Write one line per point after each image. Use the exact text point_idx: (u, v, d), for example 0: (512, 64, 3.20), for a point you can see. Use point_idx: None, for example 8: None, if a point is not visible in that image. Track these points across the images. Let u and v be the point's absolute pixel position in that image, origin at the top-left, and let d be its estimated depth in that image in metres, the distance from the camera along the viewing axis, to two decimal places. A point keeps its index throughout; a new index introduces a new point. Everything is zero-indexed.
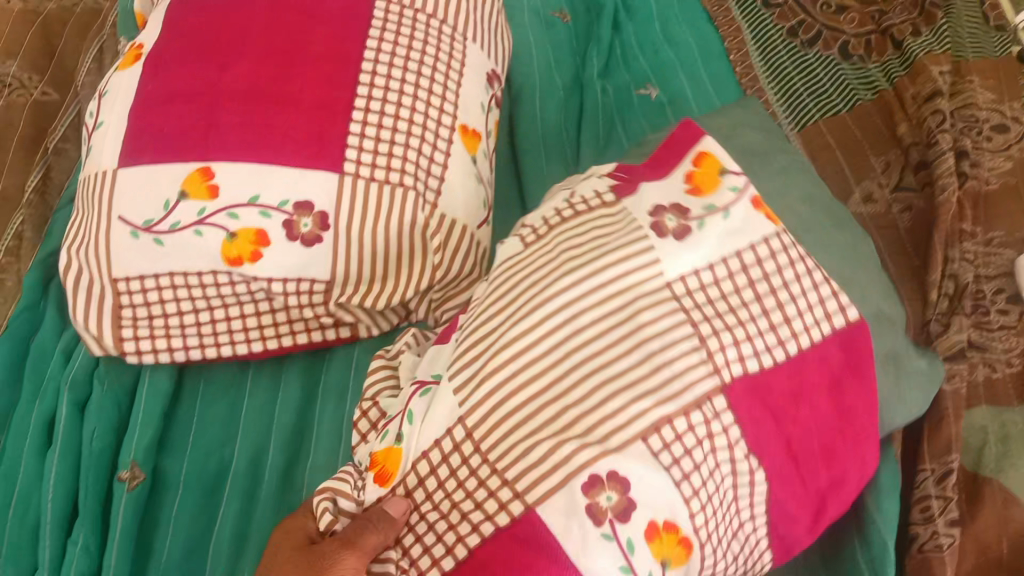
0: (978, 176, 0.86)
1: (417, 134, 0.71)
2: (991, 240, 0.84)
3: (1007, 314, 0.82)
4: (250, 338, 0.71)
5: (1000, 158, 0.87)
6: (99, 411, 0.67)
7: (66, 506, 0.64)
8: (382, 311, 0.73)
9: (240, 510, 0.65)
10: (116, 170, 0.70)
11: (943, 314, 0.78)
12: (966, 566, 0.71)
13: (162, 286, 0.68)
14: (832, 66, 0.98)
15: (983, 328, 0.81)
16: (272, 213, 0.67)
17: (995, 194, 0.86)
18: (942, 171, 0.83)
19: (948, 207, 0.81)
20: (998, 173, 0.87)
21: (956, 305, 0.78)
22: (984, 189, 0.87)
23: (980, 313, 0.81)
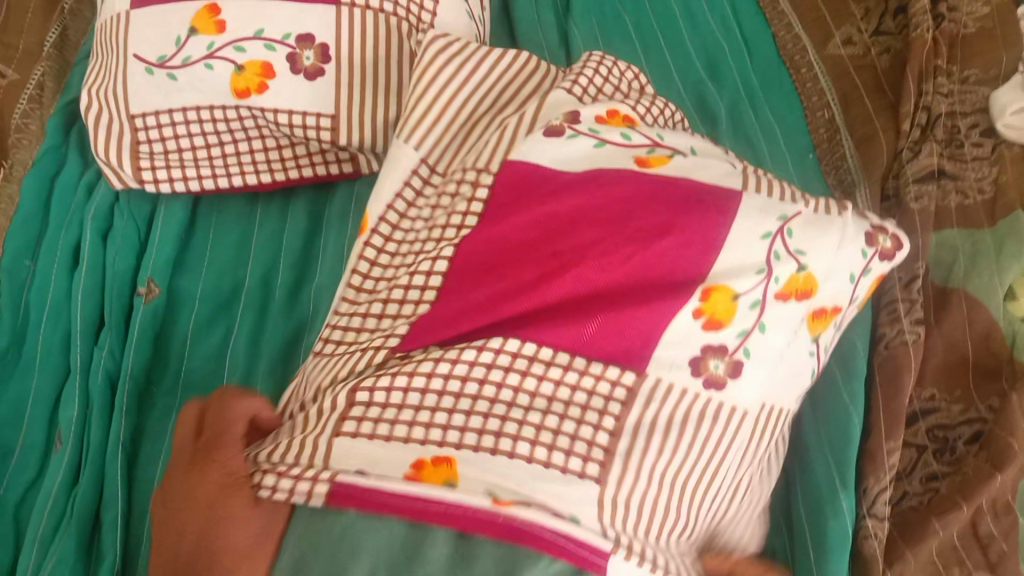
0: (956, 20, 0.91)
1: None
2: (966, 79, 0.88)
3: (981, 146, 0.84)
4: (259, 168, 0.76)
5: (978, 3, 0.90)
6: (122, 236, 0.74)
7: (93, 315, 0.71)
8: (371, 152, 0.77)
9: (251, 316, 0.71)
10: (128, 12, 0.74)
11: (913, 142, 0.83)
12: (931, 368, 0.74)
13: (175, 122, 0.73)
14: None
15: (957, 159, 0.84)
16: (276, 48, 0.72)
17: (973, 36, 0.90)
18: (918, 11, 0.88)
19: (922, 43, 0.86)
20: (976, 17, 0.90)
21: (927, 134, 0.84)
22: (962, 33, 0.91)
23: (952, 145, 0.85)
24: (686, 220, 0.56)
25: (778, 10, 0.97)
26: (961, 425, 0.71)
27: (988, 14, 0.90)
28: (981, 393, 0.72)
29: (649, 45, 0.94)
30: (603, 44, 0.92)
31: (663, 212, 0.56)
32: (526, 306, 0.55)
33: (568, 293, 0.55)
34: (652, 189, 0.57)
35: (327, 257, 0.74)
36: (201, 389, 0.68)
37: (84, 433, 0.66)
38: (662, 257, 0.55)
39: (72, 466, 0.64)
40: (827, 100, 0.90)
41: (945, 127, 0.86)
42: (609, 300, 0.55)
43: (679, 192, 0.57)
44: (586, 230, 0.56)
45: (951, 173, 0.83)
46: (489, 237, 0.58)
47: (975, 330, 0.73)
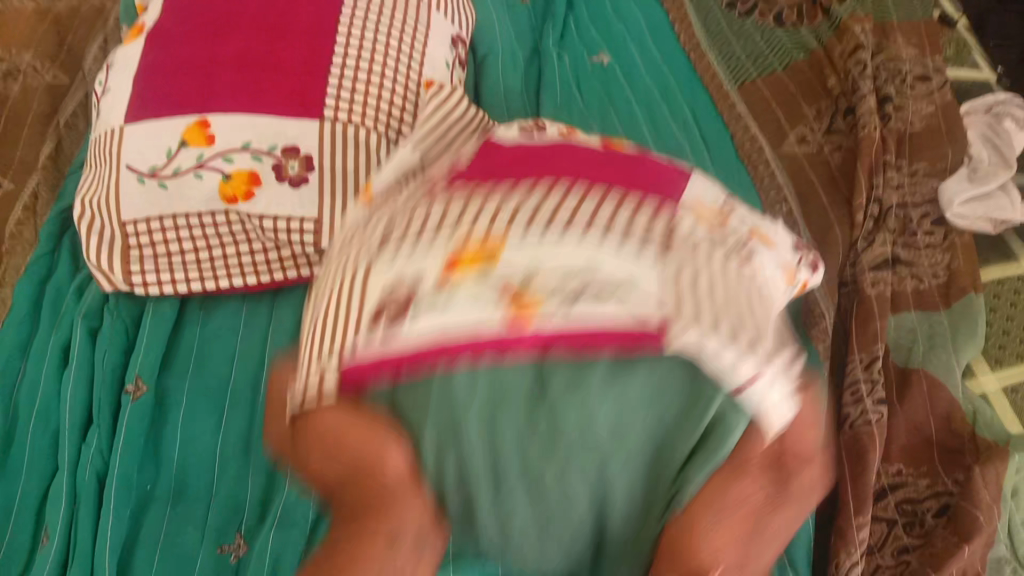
0: (903, 117, 0.97)
1: (388, 91, 0.81)
2: (915, 171, 0.94)
3: (932, 235, 0.89)
4: (246, 271, 0.79)
5: (924, 103, 0.98)
6: (111, 336, 0.76)
7: (82, 413, 0.73)
8: None
9: (240, 414, 0.73)
10: (122, 127, 0.78)
11: (868, 232, 0.88)
12: (898, 444, 0.76)
13: (165, 227, 0.77)
14: (768, 32, 1.11)
15: (911, 246, 0.89)
16: (261, 156, 0.76)
17: (919, 133, 0.96)
18: (865, 110, 0.94)
19: (870, 142, 0.91)
20: (921, 116, 0.98)
21: (881, 223, 0.89)
22: (910, 130, 0.97)
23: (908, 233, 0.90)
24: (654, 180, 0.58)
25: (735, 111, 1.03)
26: (928, 500, 0.73)
27: (933, 113, 0.97)
28: (947, 469, 0.74)
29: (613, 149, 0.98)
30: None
31: (638, 171, 0.58)
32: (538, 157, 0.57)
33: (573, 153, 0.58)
34: (618, 161, 0.57)
35: None
36: (194, 487, 0.71)
37: (70, 529, 0.68)
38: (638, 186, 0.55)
39: (59, 563, 0.66)
40: (786, 197, 0.94)
41: (898, 216, 0.91)
42: (617, 166, 0.57)
43: (650, 172, 0.58)
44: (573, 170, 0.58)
45: (908, 260, 0.88)
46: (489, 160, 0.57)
47: (937, 410, 0.76)
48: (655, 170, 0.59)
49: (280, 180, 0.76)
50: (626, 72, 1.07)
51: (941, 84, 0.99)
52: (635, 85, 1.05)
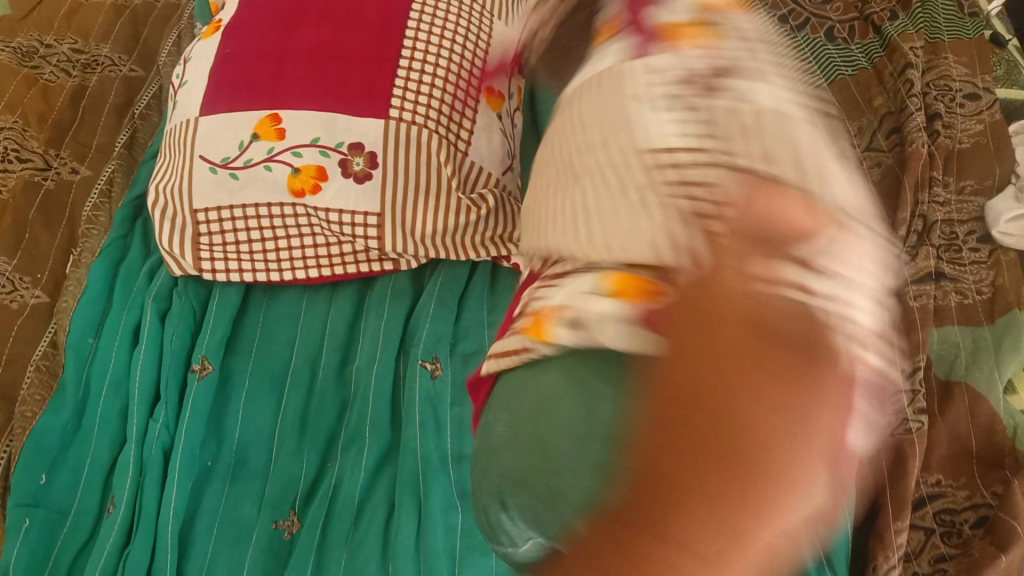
0: (952, 135, 0.98)
1: (445, 96, 0.81)
2: (962, 188, 0.95)
3: (978, 252, 0.91)
4: (308, 265, 0.82)
5: (972, 121, 0.99)
6: (179, 317, 0.80)
7: (150, 390, 0.76)
8: (412, 255, 0.83)
9: (298, 398, 0.76)
10: (197, 118, 0.82)
11: (915, 247, 0.90)
12: (938, 454, 0.77)
13: (235, 217, 0.80)
14: (819, 46, 1.11)
15: (956, 262, 0.90)
16: (329, 152, 0.79)
17: (967, 151, 0.97)
18: (911, 129, 0.96)
19: (918, 157, 0.93)
20: (969, 134, 0.98)
21: (925, 239, 0.90)
22: (957, 147, 0.98)
23: (952, 249, 0.91)
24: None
25: None
26: (967, 510, 0.75)
27: (982, 131, 0.98)
28: (985, 479, 0.76)
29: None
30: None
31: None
32: None
33: None
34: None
35: (367, 340, 0.80)
36: (254, 464, 0.73)
37: (136, 497, 0.71)
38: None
39: (124, 530, 0.69)
40: None
41: (944, 233, 0.92)
42: None
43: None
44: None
45: (953, 274, 0.89)
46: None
47: (979, 422, 0.77)
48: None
49: (346, 175, 0.79)
50: None
51: (991, 103, 1.00)
52: None
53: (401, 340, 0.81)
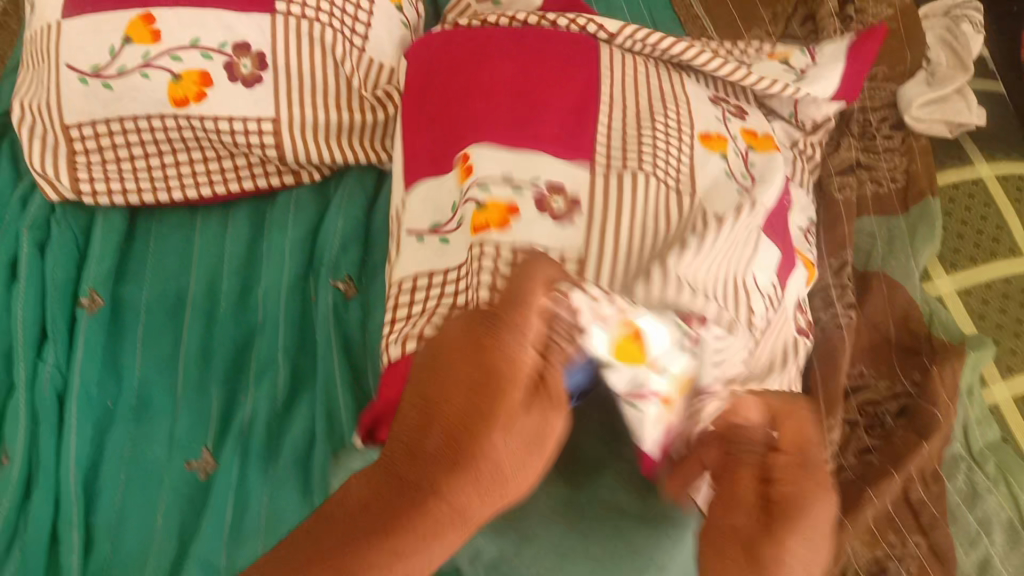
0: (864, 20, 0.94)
1: None
2: (875, 75, 0.93)
3: (891, 139, 0.90)
4: (199, 181, 0.76)
5: (882, 6, 0.95)
6: (60, 248, 0.73)
7: (35, 330, 0.70)
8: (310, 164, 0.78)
9: (200, 327, 0.71)
10: (58, 22, 0.73)
11: (834, 137, 0.89)
12: (861, 343, 0.77)
13: (113, 131, 0.73)
14: None
15: (870, 151, 0.89)
16: (212, 55, 0.71)
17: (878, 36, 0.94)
18: (823, 15, 0.93)
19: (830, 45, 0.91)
20: (880, 19, 0.94)
21: (843, 130, 0.90)
22: None
23: (867, 136, 0.90)
24: (551, 55, 0.66)
25: (692, 14, 0.97)
26: (888, 400, 0.75)
27: (893, 17, 0.95)
28: (903, 367, 0.77)
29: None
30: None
31: (537, 46, 0.66)
32: (460, 120, 0.63)
33: (501, 95, 0.63)
34: (519, 39, 0.67)
35: (271, 261, 0.75)
36: (159, 400, 0.68)
37: (32, 445, 0.65)
38: (567, 75, 0.65)
39: (21, 481, 0.64)
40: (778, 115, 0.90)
41: (858, 121, 0.91)
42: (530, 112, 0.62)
43: (551, 45, 0.67)
44: (510, 96, 0.63)
45: (868, 162, 0.88)
46: (470, 108, 0.63)
47: (896, 310, 0.78)
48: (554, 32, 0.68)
49: (233, 79, 0.72)
50: None
51: None
52: None
53: (309, 261, 0.75)
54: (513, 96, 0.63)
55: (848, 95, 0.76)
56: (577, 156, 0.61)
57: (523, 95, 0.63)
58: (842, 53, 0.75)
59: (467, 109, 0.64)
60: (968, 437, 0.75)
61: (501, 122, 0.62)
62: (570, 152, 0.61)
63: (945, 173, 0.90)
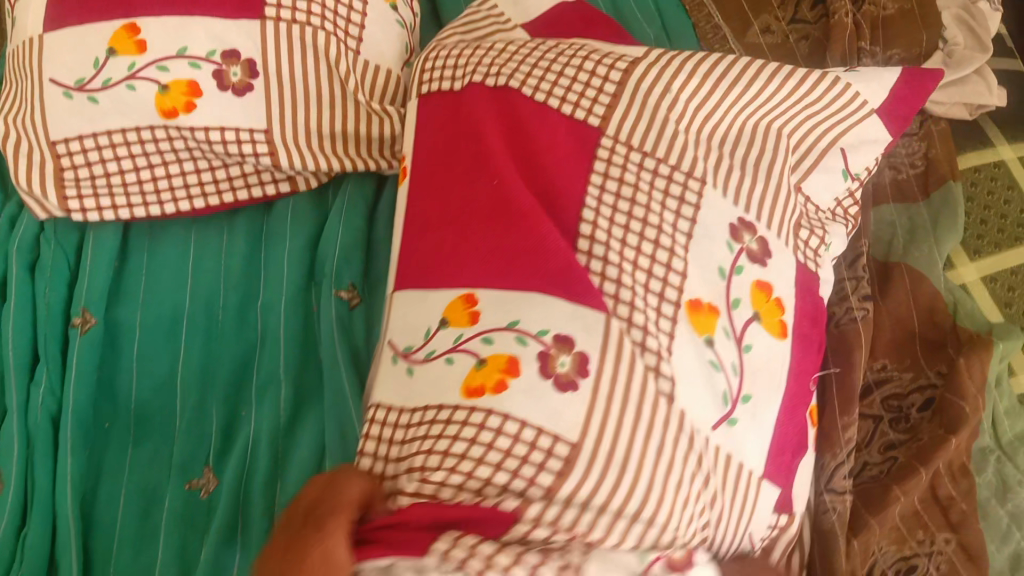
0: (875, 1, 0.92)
1: None
2: (890, 58, 0.89)
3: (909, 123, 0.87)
4: (192, 195, 0.73)
5: None
6: (51, 266, 0.71)
7: (27, 352, 0.68)
8: (307, 172, 0.75)
9: (197, 346, 0.69)
10: (41, 36, 0.70)
11: None
12: (884, 339, 0.74)
13: (102, 146, 0.70)
14: None
15: None
16: (200, 64, 0.69)
17: (892, 18, 0.91)
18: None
19: (843, 30, 0.87)
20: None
21: None
22: (881, 14, 0.92)
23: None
24: (549, 163, 0.58)
25: (699, 2, 0.94)
26: (913, 395, 0.72)
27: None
28: (928, 360, 0.74)
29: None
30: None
31: (538, 148, 0.59)
32: (445, 242, 0.57)
33: (489, 201, 0.57)
34: (516, 136, 0.60)
35: (269, 274, 0.72)
36: (158, 419, 0.67)
37: (27, 472, 0.63)
38: (566, 189, 0.57)
39: (17, 509, 0.62)
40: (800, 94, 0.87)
41: None
42: (506, 232, 0.55)
43: (539, 132, 0.60)
44: (485, 225, 0.56)
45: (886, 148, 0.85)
46: (452, 228, 0.57)
47: (920, 303, 0.75)
48: (559, 129, 0.60)
49: (222, 88, 0.69)
50: None
51: None
52: None
53: (309, 273, 0.73)
54: (501, 200, 0.56)
55: (897, 127, 0.67)
56: (575, 296, 0.52)
57: (510, 207, 0.56)
58: (891, 82, 0.65)
59: (456, 216, 0.57)
60: (998, 429, 0.72)
61: (481, 260, 0.54)
62: (557, 289, 0.52)
63: (965, 156, 0.87)
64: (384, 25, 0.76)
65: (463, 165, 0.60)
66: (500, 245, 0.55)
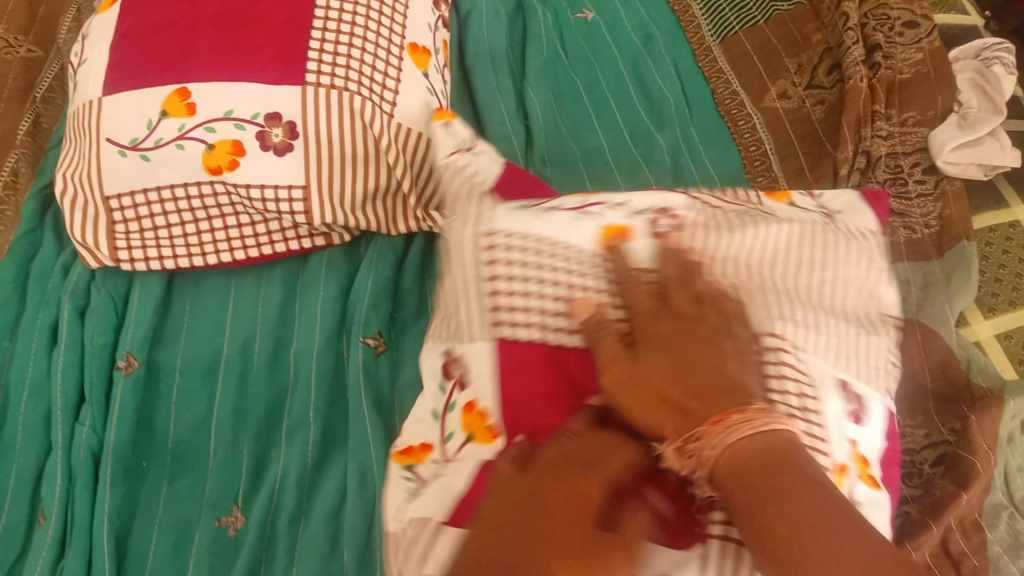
0: (892, 66, 0.93)
1: (367, 62, 0.77)
2: (905, 121, 0.92)
3: (924, 184, 0.88)
4: (232, 247, 0.78)
5: (912, 50, 0.93)
6: (98, 313, 0.76)
7: (74, 394, 0.73)
8: (336, 228, 0.79)
9: (231, 387, 0.73)
10: (101, 98, 0.76)
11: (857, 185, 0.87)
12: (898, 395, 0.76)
13: (151, 200, 0.75)
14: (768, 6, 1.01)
15: (902, 197, 0.88)
16: (245, 125, 0.74)
17: (908, 82, 0.93)
18: (850, 63, 0.92)
19: (856, 93, 0.90)
20: (910, 63, 0.93)
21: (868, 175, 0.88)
22: (899, 78, 0.93)
23: (898, 182, 0.89)
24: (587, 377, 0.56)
25: (716, 69, 0.98)
26: (927, 451, 0.74)
27: (923, 59, 0.93)
28: (943, 415, 0.75)
29: (581, 124, 0.93)
30: (562, 123, 0.93)
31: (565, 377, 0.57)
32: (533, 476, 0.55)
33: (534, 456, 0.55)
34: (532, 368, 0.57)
35: (302, 321, 0.76)
36: (192, 461, 0.71)
37: (67, 508, 0.68)
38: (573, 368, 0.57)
39: (57, 543, 0.66)
40: (765, 150, 0.92)
41: (888, 167, 0.89)
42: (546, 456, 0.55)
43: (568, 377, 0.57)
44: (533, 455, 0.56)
45: (900, 209, 0.87)
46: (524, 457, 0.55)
47: (932, 358, 0.77)
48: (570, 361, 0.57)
49: (263, 147, 0.74)
50: (609, 29, 1.01)
51: (931, 29, 0.94)
52: (619, 40, 1.00)
53: (340, 322, 0.77)
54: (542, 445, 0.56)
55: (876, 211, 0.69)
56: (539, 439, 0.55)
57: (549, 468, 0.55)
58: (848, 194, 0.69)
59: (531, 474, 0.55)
60: (1010, 487, 0.73)
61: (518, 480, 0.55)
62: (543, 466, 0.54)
63: (982, 216, 0.88)
64: (419, 89, 0.81)
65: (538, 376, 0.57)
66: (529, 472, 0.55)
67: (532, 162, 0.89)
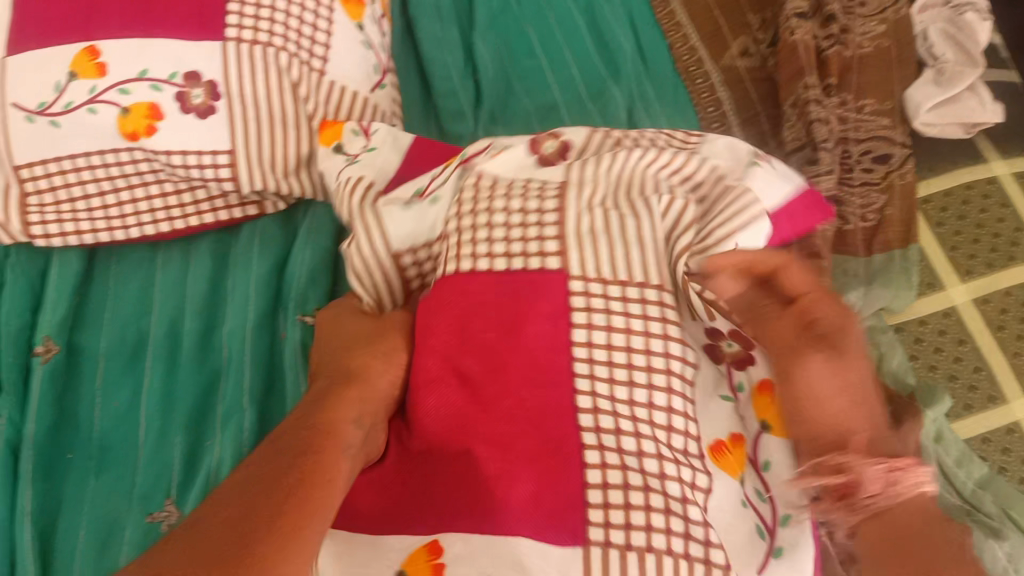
0: (849, 40, 0.88)
1: (297, 14, 0.71)
2: (861, 108, 0.85)
3: (870, 173, 0.82)
4: (156, 220, 0.72)
5: (874, 22, 0.89)
6: (12, 296, 0.70)
7: None
8: (269, 196, 0.74)
9: (159, 370, 0.68)
10: (3, 57, 0.69)
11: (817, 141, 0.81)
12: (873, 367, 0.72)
13: (64, 170, 0.69)
14: None
15: (844, 183, 0.82)
16: (161, 88, 0.67)
17: (868, 57, 0.87)
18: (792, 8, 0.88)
19: (799, 48, 0.85)
20: (871, 37, 0.88)
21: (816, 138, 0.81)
22: (858, 53, 0.88)
23: (844, 167, 0.83)
24: (530, 331, 0.54)
25: (676, 22, 0.92)
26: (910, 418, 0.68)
27: (885, 32, 0.88)
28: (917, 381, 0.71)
29: (534, 78, 0.87)
30: (515, 78, 0.88)
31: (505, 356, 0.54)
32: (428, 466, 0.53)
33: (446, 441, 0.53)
34: (480, 317, 0.55)
35: (234, 298, 0.71)
36: (118, 452, 0.65)
37: None
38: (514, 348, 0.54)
39: None
40: (724, 111, 0.87)
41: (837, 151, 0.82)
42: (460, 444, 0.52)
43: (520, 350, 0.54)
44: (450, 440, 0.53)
45: (837, 197, 0.81)
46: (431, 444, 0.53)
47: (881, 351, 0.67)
48: (520, 296, 0.55)
49: (184, 111, 0.68)
50: None
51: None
52: None
53: (275, 298, 0.72)
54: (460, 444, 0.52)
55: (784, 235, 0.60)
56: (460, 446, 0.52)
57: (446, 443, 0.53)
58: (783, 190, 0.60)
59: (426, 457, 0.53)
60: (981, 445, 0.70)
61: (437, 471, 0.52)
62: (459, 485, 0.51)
63: (956, 173, 0.84)
64: (355, 44, 0.75)
65: (470, 333, 0.55)
66: (437, 451, 0.53)
67: (481, 120, 0.84)
